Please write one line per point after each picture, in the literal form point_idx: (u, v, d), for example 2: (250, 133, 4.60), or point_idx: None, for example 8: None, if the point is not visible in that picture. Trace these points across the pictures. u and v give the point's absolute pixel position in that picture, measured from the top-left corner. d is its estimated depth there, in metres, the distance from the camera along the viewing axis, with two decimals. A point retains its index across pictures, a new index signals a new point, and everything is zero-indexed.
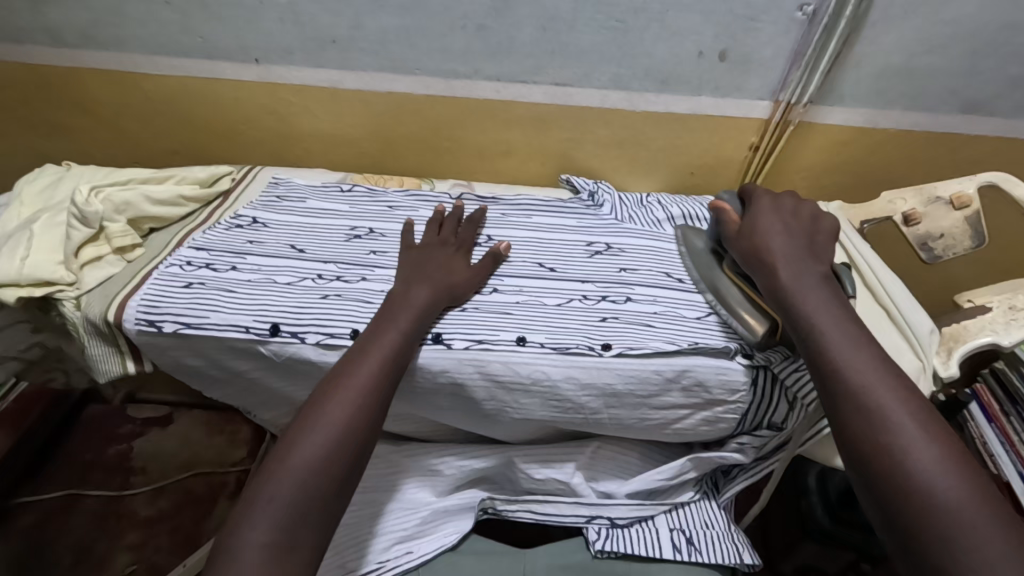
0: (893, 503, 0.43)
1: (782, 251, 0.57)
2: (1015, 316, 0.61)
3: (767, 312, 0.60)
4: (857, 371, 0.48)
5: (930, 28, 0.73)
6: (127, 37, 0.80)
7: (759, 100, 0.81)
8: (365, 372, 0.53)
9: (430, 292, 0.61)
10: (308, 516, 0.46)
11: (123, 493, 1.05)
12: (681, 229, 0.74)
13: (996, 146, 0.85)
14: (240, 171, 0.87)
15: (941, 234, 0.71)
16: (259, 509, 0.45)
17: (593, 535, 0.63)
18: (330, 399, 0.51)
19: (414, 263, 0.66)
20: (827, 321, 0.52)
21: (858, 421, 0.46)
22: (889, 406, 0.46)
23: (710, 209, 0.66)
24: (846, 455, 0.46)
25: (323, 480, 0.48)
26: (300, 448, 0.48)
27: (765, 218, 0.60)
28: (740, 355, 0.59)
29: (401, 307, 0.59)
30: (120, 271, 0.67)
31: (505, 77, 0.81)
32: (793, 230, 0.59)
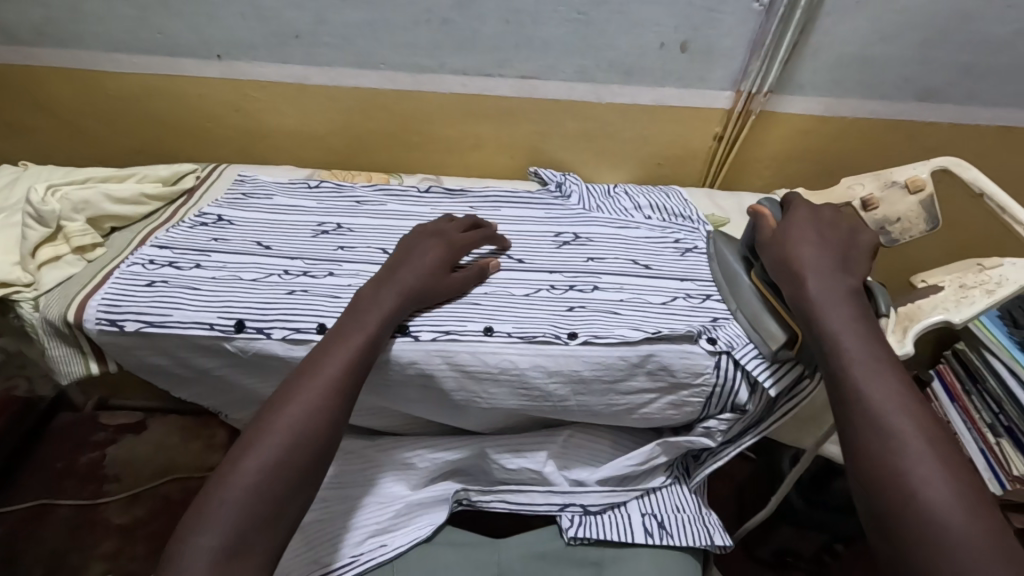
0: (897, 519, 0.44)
1: (809, 261, 0.57)
2: (965, 295, 0.62)
3: (789, 325, 0.59)
4: (868, 385, 0.49)
5: (882, 17, 0.75)
6: (84, 33, 0.79)
7: (721, 91, 0.83)
8: (326, 374, 0.52)
9: (399, 295, 0.59)
10: (260, 521, 0.46)
11: (95, 501, 1.04)
12: (715, 234, 0.72)
13: (951, 132, 0.87)
14: (205, 169, 0.86)
15: (898, 218, 0.72)
16: (210, 512, 0.45)
17: (566, 523, 0.64)
18: (291, 403, 0.51)
19: (397, 257, 0.64)
20: (844, 331, 0.52)
21: (866, 437, 0.47)
22: (899, 421, 0.47)
23: (748, 213, 0.65)
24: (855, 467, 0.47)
25: (280, 484, 0.48)
26: (254, 451, 0.48)
27: (798, 228, 0.60)
28: (703, 338, 0.59)
29: (365, 308, 0.58)
30: (80, 270, 0.66)
31: (470, 70, 0.81)
32: (824, 240, 0.59)
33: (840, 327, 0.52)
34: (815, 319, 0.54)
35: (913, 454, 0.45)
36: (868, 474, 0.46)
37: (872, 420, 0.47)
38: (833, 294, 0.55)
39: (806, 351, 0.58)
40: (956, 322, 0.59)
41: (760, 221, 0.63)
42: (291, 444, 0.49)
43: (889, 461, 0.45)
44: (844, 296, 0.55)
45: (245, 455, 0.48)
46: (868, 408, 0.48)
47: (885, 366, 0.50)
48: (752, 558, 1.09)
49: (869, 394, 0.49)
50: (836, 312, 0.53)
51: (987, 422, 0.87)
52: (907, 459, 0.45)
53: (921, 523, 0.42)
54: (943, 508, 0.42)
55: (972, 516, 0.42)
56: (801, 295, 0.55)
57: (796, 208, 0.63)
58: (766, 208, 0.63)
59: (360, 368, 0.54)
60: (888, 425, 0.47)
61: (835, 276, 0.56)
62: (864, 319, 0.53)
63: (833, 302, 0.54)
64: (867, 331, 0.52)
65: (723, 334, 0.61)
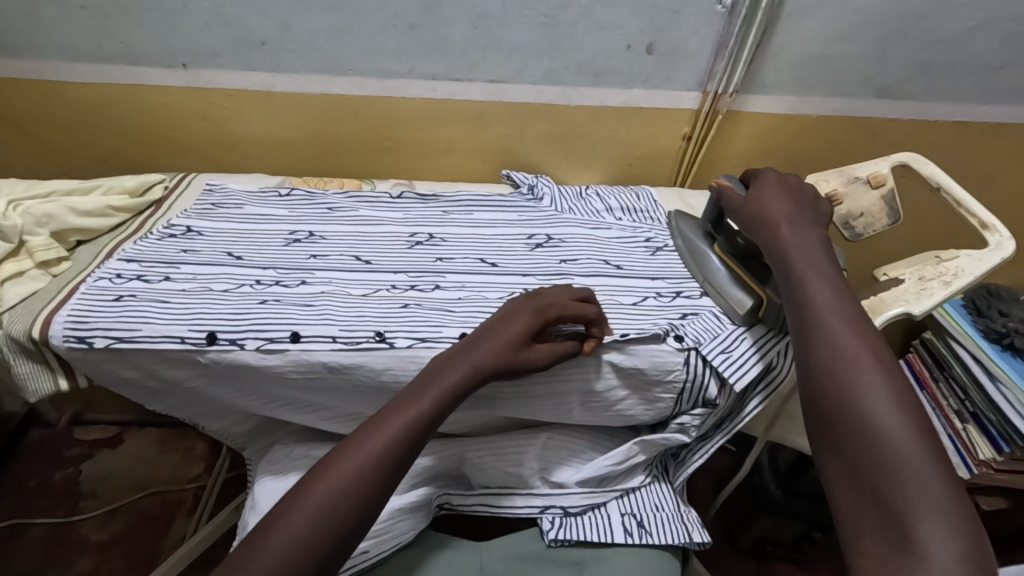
0: (850, 442, 0.45)
1: (782, 217, 0.60)
2: (925, 288, 0.64)
3: (754, 291, 0.64)
4: (832, 325, 0.51)
5: (840, 18, 0.77)
6: (43, 43, 0.77)
7: (687, 91, 0.84)
8: (382, 442, 0.51)
9: (490, 358, 0.55)
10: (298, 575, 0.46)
11: (71, 519, 1.01)
12: (674, 215, 0.77)
13: (911, 127, 0.89)
14: (172, 179, 0.85)
15: (861, 213, 0.74)
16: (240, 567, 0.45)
17: (547, 525, 0.64)
18: (342, 461, 0.50)
19: (496, 317, 0.60)
20: (814, 279, 0.54)
21: (825, 370, 0.49)
22: (859, 356, 0.48)
23: (713, 187, 0.69)
24: (815, 395, 0.49)
25: (327, 538, 0.47)
26: (297, 505, 0.48)
27: (767, 188, 0.63)
28: (670, 337, 0.61)
29: (439, 372, 0.55)
30: (45, 285, 0.65)
31: (439, 75, 0.81)
32: (796, 202, 0.62)
33: (809, 273, 0.55)
34: (786, 266, 0.56)
35: (869, 383, 0.47)
36: (824, 407, 0.48)
37: (833, 355, 0.49)
38: (805, 248, 0.57)
39: (770, 312, 0.62)
40: (917, 313, 0.61)
41: (723, 194, 0.67)
42: (342, 496, 0.49)
43: (845, 392, 0.47)
44: (816, 248, 0.57)
45: (285, 515, 0.48)
46: (831, 343, 0.50)
47: (851, 310, 0.52)
48: (736, 548, 1.11)
49: (832, 332, 0.50)
50: (804, 259, 0.56)
51: (955, 409, 0.91)
52: (863, 388, 0.46)
53: (871, 450, 0.44)
54: (893, 433, 0.44)
55: (921, 443, 0.43)
56: (775, 247, 0.58)
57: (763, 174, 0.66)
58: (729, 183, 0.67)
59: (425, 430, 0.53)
60: (848, 359, 0.48)
61: (807, 231, 0.59)
62: (832, 270, 0.55)
63: (802, 252, 0.56)
64: (835, 280, 0.54)
65: (688, 329, 0.62)
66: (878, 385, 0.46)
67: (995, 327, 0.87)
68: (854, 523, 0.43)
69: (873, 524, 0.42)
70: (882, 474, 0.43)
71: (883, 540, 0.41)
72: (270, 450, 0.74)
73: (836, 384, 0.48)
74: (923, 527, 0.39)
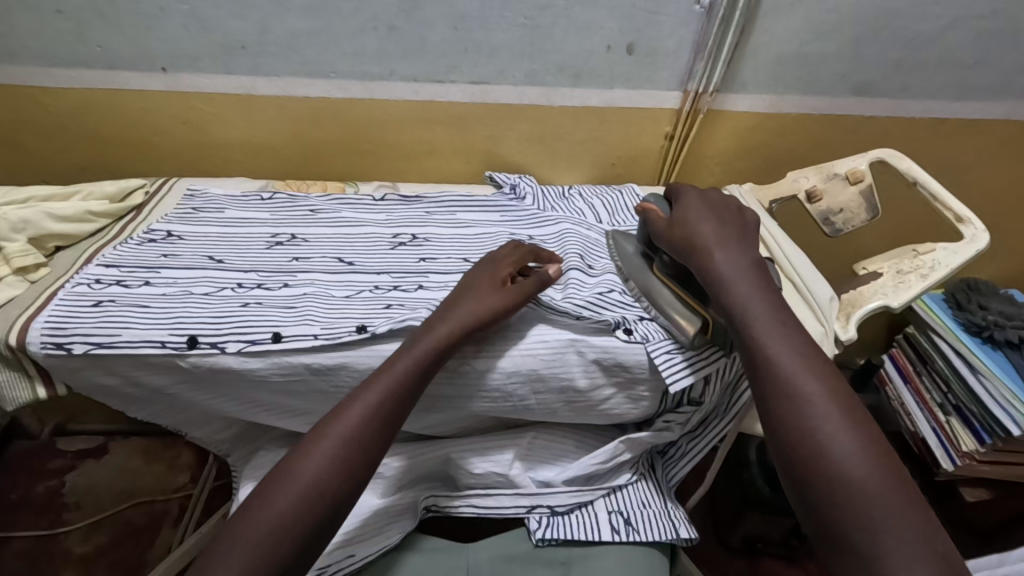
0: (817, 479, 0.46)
1: (713, 242, 0.59)
2: (903, 280, 0.64)
3: (697, 312, 0.60)
4: (785, 360, 0.50)
5: (816, 18, 0.78)
6: (18, 48, 0.77)
7: (669, 91, 0.85)
8: (358, 415, 0.51)
9: (460, 327, 0.56)
10: (284, 551, 0.46)
11: (55, 531, 1.00)
12: (611, 235, 0.72)
13: (888, 123, 0.91)
14: (153, 184, 0.84)
15: (840, 209, 0.77)
16: (222, 559, 0.44)
17: (534, 524, 0.64)
18: (299, 463, 0.49)
19: (455, 293, 0.60)
20: (756, 305, 0.53)
21: (786, 414, 0.48)
22: (810, 388, 0.49)
23: (639, 211, 0.68)
24: (774, 431, 0.49)
25: (315, 513, 0.47)
26: (285, 480, 0.48)
27: (692, 208, 0.63)
28: (620, 330, 0.60)
29: (417, 340, 0.55)
30: (23, 292, 0.64)
31: (420, 77, 0.82)
32: (721, 219, 0.61)
33: (751, 298, 0.54)
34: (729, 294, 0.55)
35: (822, 416, 0.47)
36: (788, 458, 0.48)
37: (792, 402, 0.48)
38: (741, 274, 0.56)
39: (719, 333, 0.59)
40: (896, 306, 0.62)
41: (648, 218, 0.66)
42: (304, 496, 0.47)
43: (812, 445, 0.46)
44: (749, 271, 0.56)
45: (272, 494, 0.47)
46: (785, 382, 0.49)
47: (792, 332, 0.52)
48: (726, 547, 1.12)
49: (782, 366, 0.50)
50: (744, 290, 0.54)
51: (938, 402, 0.93)
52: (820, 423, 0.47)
53: (845, 503, 0.44)
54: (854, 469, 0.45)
55: (887, 490, 0.44)
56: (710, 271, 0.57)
57: (688, 193, 0.65)
58: (653, 204, 0.67)
59: (401, 406, 0.53)
60: (807, 405, 0.48)
61: (740, 252, 0.58)
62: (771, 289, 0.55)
63: (740, 273, 0.56)
64: (772, 300, 0.54)
65: (642, 326, 0.61)
66: (832, 417, 0.47)
67: (975, 321, 0.88)
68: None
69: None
70: (851, 515, 0.44)
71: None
72: (254, 455, 0.73)
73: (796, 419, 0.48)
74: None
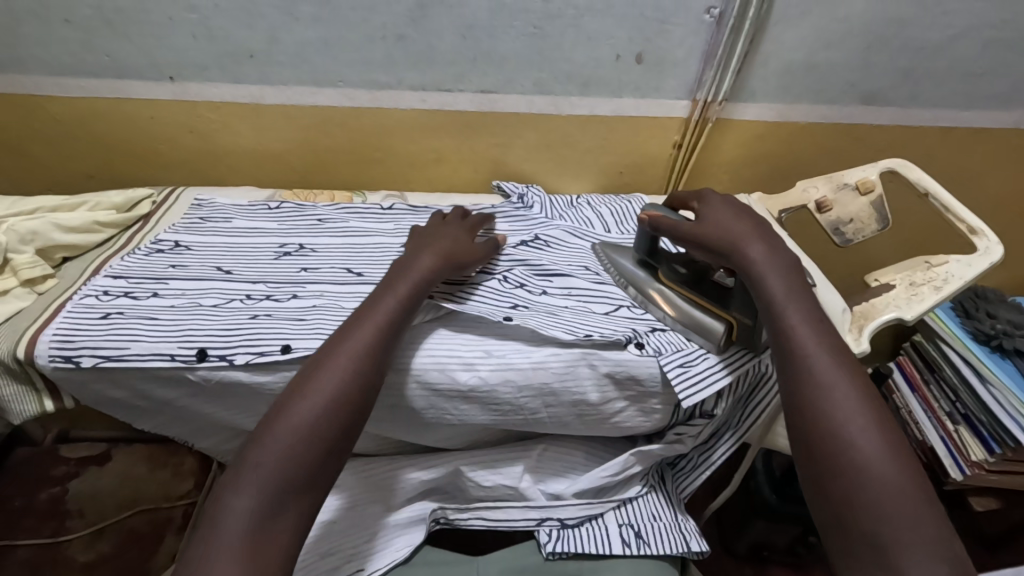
0: (839, 474, 0.46)
1: (747, 238, 0.58)
2: (915, 292, 0.64)
3: (720, 313, 0.62)
4: (818, 357, 0.51)
5: (825, 27, 0.78)
6: (25, 57, 0.76)
7: (677, 100, 0.85)
8: (361, 343, 0.54)
9: (436, 262, 0.62)
10: (307, 463, 0.48)
11: (57, 539, 0.99)
12: (603, 248, 0.73)
13: (897, 133, 0.90)
14: (160, 193, 0.84)
15: (850, 219, 0.77)
16: (247, 470, 0.47)
17: (544, 538, 0.63)
18: (277, 437, 0.48)
19: (421, 241, 0.66)
20: (791, 303, 0.54)
21: (813, 410, 0.49)
22: (839, 384, 0.49)
23: (645, 221, 0.66)
24: (801, 424, 0.49)
25: (332, 426, 0.50)
26: (301, 396, 0.51)
27: (717, 207, 0.62)
28: (632, 344, 0.60)
29: (399, 276, 0.60)
30: (31, 303, 0.63)
31: (428, 86, 0.81)
32: (749, 217, 0.61)
33: (787, 295, 0.54)
34: (764, 290, 0.55)
35: (850, 411, 0.48)
36: (812, 451, 0.48)
37: (823, 396, 0.49)
38: (775, 271, 0.56)
39: (742, 334, 0.61)
40: (909, 318, 0.62)
41: (661, 226, 0.64)
42: (293, 473, 0.47)
43: (838, 437, 0.47)
44: (785, 270, 0.56)
45: (290, 408, 0.50)
46: (818, 377, 0.50)
47: (824, 330, 0.53)
48: (732, 555, 1.11)
49: (815, 362, 0.50)
50: (780, 288, 0.54)
51: (946, 411, 0.92)
52: (846, 420, 0.47)
53: (863, 495, 0.45)
54: (876, 466, 0.45)
55: (908, 490, 0.44)
56: (744, 269, 0.57)
57: (709, 196, 0.65)
58: (659, 211, 0.65)
59: (393, 331, 0.56)
60: (837, 401, 0.48)
61: (776, 253, 0.57)
62: (805, 288, 0.55)
63: (773, 270, 0.56)
64: (806, 298, 0.54)
65: (653, 339, 0.61)
66: (859, 415, 0.47)
67: (983, 330, 0.88)
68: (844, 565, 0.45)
69: (864, 567, 0.43)
70: (871, 510, 0.44)
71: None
72: None
73: (825, 413, 0.48)
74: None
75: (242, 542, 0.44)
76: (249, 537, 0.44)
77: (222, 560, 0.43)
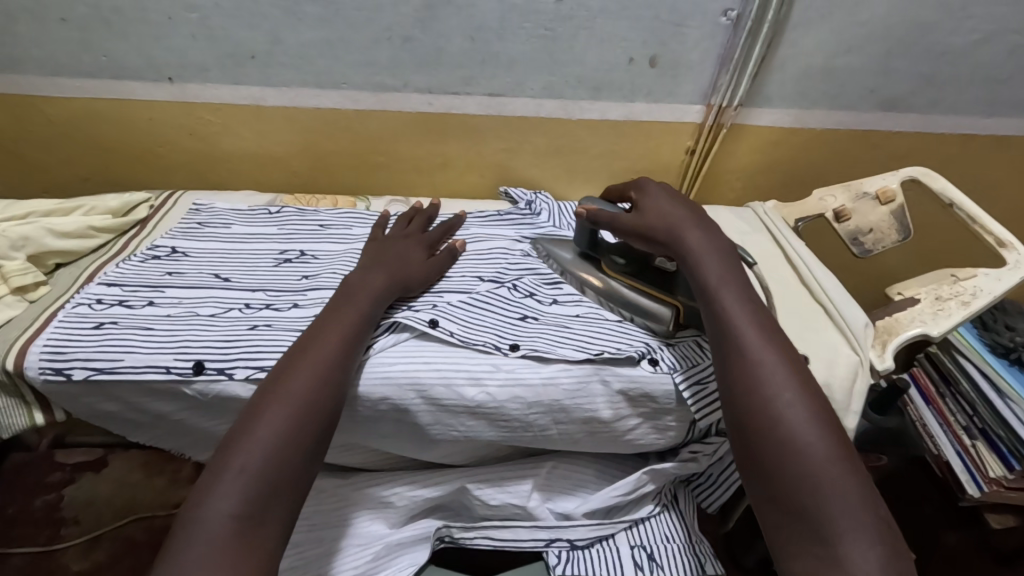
0: (769, 449, 0.45)
1: (686, 224, 0.58)
2: (941, 307, 0.63)
3: (665, 299, 0.62)
4: (748, 336, 0.50)
5: (846, 30, 0.76)
6: (20, 56, 0.74)
7: (691, 105, 0.82)
8: (329, 346, 0.53)
9: (385, 281, 0.61)
10: (289, 471, 0.46)
11: (51, 548, 0.89)
12: (542, 243, 0.72)
13: (917, 140, 0.88)
14: (159, 197, 0.82)
15: (870, 229, 0.74)
16: (229, 475, 0.44)
17: (553, 560, 0.59)
18: (253, 436, 0.46)
19: (370, 258, 0.65)
20: (725, 286, 0.54)
21: (744, 388, 0.48)
22: (768, 362, 0.49)
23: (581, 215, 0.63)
24: (733, 403, 0.49)
25: (307, 426, 0.48)
26: (279, 400, 0.48)
27: (653, 199, 0.61)
28: (645, 360, 0.58)
29: (358, 290, 0.59)
30: (22, 312, 0.61)
31: (436, 89, 0.79)
32: (686, 205, 0.60)
33: (720, 279, 0.54)
34: (698, 273, 0.55)
35: (776, 386, 0.47)
36: (746, 428, 0.47)
37: (752, 375, 0.48)
38: (712, 253, 0.56)
39: (690, 316, 0.61)
40: (935, 335, 0.60)
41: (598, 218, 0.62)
42: (270, 471, 0.45)
43: (767, 416, 0.46)
44: (720, 252, 0.56)
45: (261, 411, 0.47)
46: (748, 356, 0.49)
47: (756, 311, 0.52)
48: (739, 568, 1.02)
49: (746, 341, 0.50)
50: (715, 271, 0.55)
51: (963, 425, 0.84)
52: (776, 396, 0.47)
53: (795, 470, 0.44)
54: (802, 438, 0.45)
55: (835, 460, 0.44)
56: (683, 253, 0.56)
57: (647, 184, 0.63)
58: (595, 206, 0.63)
59: (363, 331, 0.56)
60: (768, 375, 0.48)
61: (714, 240, 0.57)
62: (738, 273, 0.55)
63: (709, 253, 0.56)
64: (738, 282, 0.54)
65: (666, 355, 0.59)
66: (786, 392, 0.47)
67: (1002, 342, 0.84)
68: (782, 543, 0.43)
69: (800, 537, 0.42)
70: (802, 483, 0.43)
71: (813, 561, 0.41)
72: None
73: (753, 391, 0.48)
74: (852, 546, 0.40)
75: (225, 548, 0.41)
76: (232, 543, 0.41)
77: (206, 564, 0.40)
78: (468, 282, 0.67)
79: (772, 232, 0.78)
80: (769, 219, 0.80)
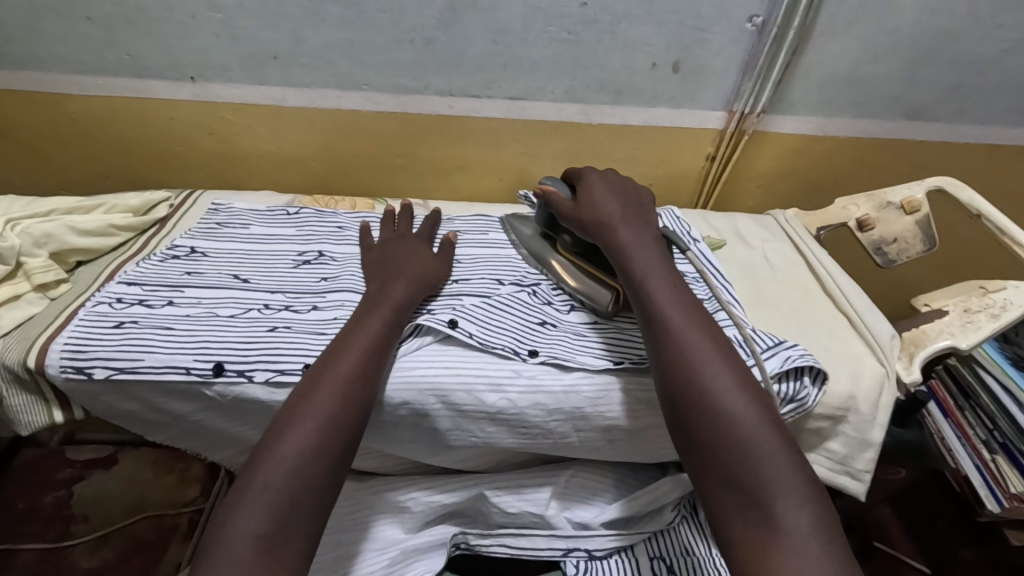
0: (699, 421, 0.45)
1: (618, 218, 0.59)
2: (970, 320, 0.62)
3: (607, 281, 0.63)
4: (674, 318, 0.50)
5: (874, 38, 0.75)
6: (45, 55, 0.74)
7: (712, 111, 0.82)
8: (354, 358, 0.52)
9: (408, 288, 0.60)
10: (314, 485, 0.45)
11: (61, 545, 0.86)
12: (508, 220, 0.76)
13: (939, 150, 0.87)
14: (178, 196, 0.82)
15: (894, 239, 0.73)
16: (255, 492, 0.43)
17: (571, 570, 0.61)
18: (279, 451, 0.45)
19: (390, 263, 0.64)
20: (654, 273, 0.54)
21: (672, 366, 0.48)
22: (694, 341, 0.49)
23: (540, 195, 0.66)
24: (662, 382, 0.48)
25: (333, 442, 0.47)
26: (302, 416, 0.48)
27: (595, 192, 0.62)
28: None
29: (382, 301, 0.58)
30: (42, 309, 0.61)
31: (457, 92, 0.79)
32: (624, 200, 0.62)
33: (648, 267, 0.54)
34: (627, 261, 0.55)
35: (702, 363, 0.47)
36: (677, 404, 0.46)
37: (680, 354, 0.48)
38: (642, 245, 0.57)
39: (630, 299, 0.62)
40: (963, 347, 0.60)
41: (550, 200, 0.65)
42: (294, 487, 0.44)
43: (696, 389, 0.46)
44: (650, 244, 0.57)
45: (290, 426, 0.47)
46: (673, 337, 0.49)
47: (683, 295, 0.53)
48: None
49: (672, 322, 0.50)
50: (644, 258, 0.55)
51: (982, 439, 0.78)
52: (704, 372, 0.46)
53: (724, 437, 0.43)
54: (730, 408, 0.44)
55: (762, 426, 0.43)
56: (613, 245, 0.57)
57: (586, 180, 0.64)
58: (553, 186, 0.65)
59: (388, 351, 0.54)
60: (691, 352, 0.48)
61: (643, 232, 0.58)
62: (666, 263, 0.56)
63: (640, 245, 0.57)
64: (666, 271, 0.55)
65: None
66: (714, 368, 0.47)
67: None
68: (719, 510, 0.42)
69: (735, 502, 0.41)
70: (733, 449, 0.42)
71: (748, 524, 0.40)
72: None
73: (679, 368, 0.47)
74: (783, 504, 0.39)
75: (250, 567, 0.40)
76: (258, 562, 0.40)
77: None
78: (487, 285, 0.66)
79: (792, 239, 0.78)
80: (790, 227, 0.80)
